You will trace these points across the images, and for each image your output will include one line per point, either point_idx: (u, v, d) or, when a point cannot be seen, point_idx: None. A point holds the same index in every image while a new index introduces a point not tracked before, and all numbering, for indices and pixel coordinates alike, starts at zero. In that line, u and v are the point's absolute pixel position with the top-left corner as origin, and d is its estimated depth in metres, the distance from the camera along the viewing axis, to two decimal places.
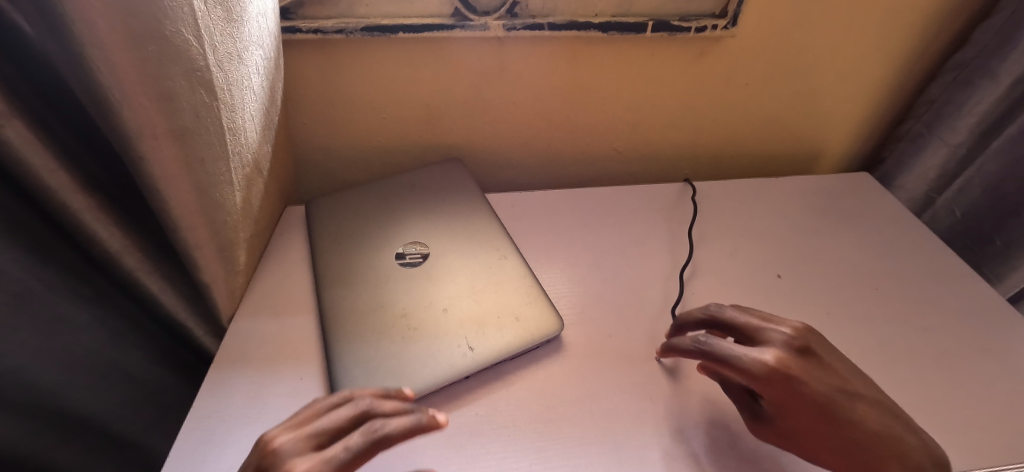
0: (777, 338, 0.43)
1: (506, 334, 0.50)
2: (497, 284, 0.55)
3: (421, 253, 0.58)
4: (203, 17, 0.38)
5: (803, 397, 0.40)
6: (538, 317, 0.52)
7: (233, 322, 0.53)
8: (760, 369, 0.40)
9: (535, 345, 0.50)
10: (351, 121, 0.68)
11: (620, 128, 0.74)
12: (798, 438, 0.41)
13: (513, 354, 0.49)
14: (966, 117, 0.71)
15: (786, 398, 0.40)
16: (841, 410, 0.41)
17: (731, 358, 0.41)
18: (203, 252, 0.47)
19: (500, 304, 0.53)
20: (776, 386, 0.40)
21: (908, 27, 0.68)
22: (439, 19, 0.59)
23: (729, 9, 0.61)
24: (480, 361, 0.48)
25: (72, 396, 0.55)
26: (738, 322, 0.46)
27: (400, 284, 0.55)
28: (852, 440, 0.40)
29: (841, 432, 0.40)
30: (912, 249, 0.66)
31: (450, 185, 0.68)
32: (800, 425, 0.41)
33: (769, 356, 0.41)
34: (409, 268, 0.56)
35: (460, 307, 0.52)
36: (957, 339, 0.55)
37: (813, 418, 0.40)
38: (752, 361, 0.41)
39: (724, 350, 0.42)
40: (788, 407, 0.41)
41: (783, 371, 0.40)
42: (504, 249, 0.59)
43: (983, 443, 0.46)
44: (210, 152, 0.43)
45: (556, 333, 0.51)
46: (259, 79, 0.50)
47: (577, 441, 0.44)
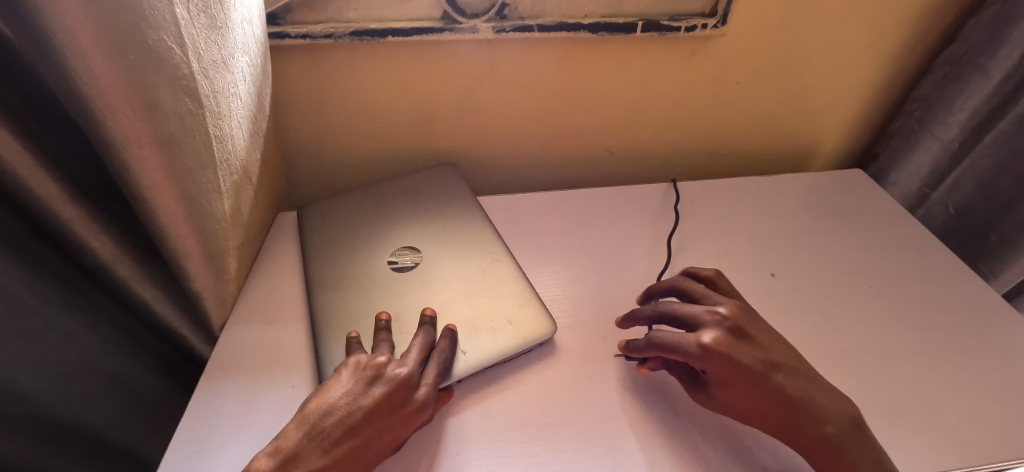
0: (711, 320, 0.46)
1: (497, 337, 0.50)
2: (489, 287, 0.54)
3: (413, 257, 0.58)
4: (187, 25, 0.38)
5: (735, 369, 0.42)
6: (530, 320, 0.52)
7: (225, 330, 0.53)
8: (694, 347, 0.43)
9: (526, 348, 0.50)
10: (342, 126, 0.67)
11: (613, 129, 0.73)
12: (735, 409, 0.43)
13: (503, 358, 0.49)
14: (958, 112, 0.71)
15: (722, 372, 0.43)
16: (763, 376, 0.43)
17: (672, 346, 0.44)
18: (192, 260, 0.46)
19: (490, 307, 0.52)
20: (712, 362, 0.43)
21: (899, 23, 0.68)
22: (429, 23, 0.58)
23: (719, 8, 0.61)
24: (470, 364, 0.48)
25: (66, 406, 0.54)
26: (677, 316, 0.47)
27: (391, 289, 0.54)
28: (772, 399, 0.42)
29: (770, 398, 0.42)
30: (905, 245, 0.66)
31: (442, 190, 0.67)
32: (738, 398, 0.43)
33: (709, 336, 0.44)
34: (401, 273, 0.56)
35: (450, 311, 0.52)
36: (950, 335, 0.55)
37: (745, 388, 0.42)
38: (686, 343, 0.44)
39: (666, 339, 0.45)
40: (726, 381, 0.43)
41: (717, 348, 0.43)
42: (497, 252, 0.59)
43: (979, 440, 0.46)
44: (197, 160, 0.43)
45: (548, 337, 0.51)
46: (245, 85, 0.49)
47: (570, 444, 0.44)
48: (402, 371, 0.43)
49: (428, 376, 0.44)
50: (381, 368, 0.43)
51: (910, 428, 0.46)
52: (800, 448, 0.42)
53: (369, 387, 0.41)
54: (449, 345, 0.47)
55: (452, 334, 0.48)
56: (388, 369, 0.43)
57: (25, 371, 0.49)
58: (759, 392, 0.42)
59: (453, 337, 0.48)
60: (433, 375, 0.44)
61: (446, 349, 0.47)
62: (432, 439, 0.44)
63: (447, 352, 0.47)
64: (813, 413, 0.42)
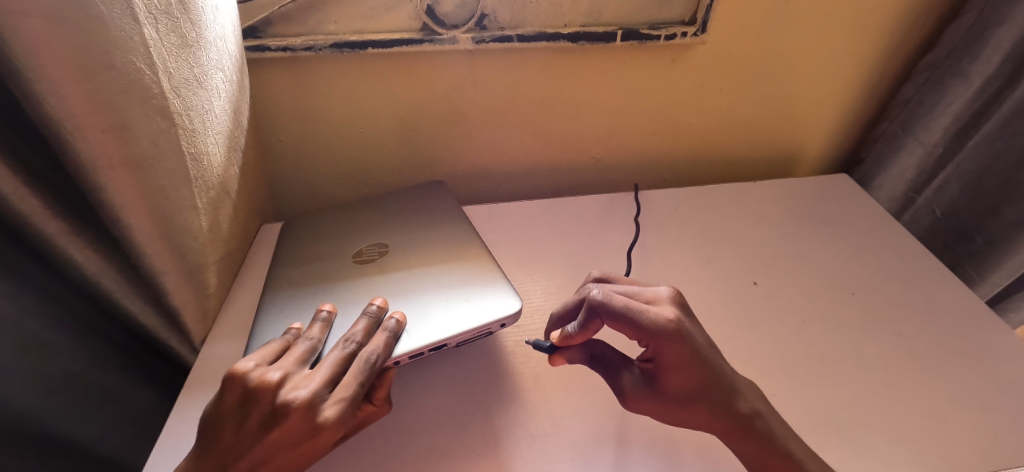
0: (665, 296, 0.44)
1: (450, 314, 0.48)
2: (450, 273, 0.54)
3: (380, 251, 0.59)
4: (156, 45, 0.38)
5: (692, 353, 0.41)
6: (494, 300, 0.50)
7: (206, 344, 0.53)
8: (662, 323, 0.40)
9: (485, 329, 0.47)
10: (323, 138, 0.67)
11: (597, 136, 0.73)
12: (676, 396, 0.42)
13: (454, 340, 0.47)
14: (939, 116, 0.71)
15: (680, 352, 0.41)
16: (710, 357, 0.42)
17: (635, 314, 0.41)
18: (170, 276, 0.46)
19: (452, 294, 0.51)
20: (678, 339, 0.40)
21: (880, 27, 0.68)
22: (408, 34, 0.58)
23: (698, 16, 0.62)
24: (408, 345, 0.46)
25: (59, 422, 0.54)
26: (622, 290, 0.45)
27: (347, 278, 0.55)
28: (714, 381, 0.41)
29: (711, 388, 0.41)
30: (889, 251, 0.66)
31: (433, 204, 0.67)
32: (684, 386, 0.41)
33: (671, 312, 0.41)
34: (363, 264, 0.57)
35: (406, 302, 0.51)
36: (932, 343, 0.55)
37: (693, 374, 0.41)
38: (653, 316, 0.41)
39: (628, 305, 0.41)
40: (677, 364, 0.41)
41: (682, 327, 0.41)
42: (472, 245, 0.58)
43: (957, 449, 0.46)
44: (171, 178, 0.43)
45: (513, 315, 0.48)
46: (222, 101, 0.50)
47: (547, 458, 0.44)
48: (298, 395, 0.39)
49: (339, 392, 0.40)
50: (272, 392, 0.39)
51: (891, 439, 0.46)
52: (738, 431, 0.41)
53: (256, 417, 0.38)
54: (379, 348, 0.44)
55: (392, 330, 0.46)
56: (281, 393, 0.39)
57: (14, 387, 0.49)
58: (704, 381, 0.41)
59: (392, 333, 0.46)
60: (349, 389, 0.40)
61: (373, 352, 0.43)
62: (409, 453, 0.44)
63: (374, 356, 0.43)
64: (744, 393, 0.42)
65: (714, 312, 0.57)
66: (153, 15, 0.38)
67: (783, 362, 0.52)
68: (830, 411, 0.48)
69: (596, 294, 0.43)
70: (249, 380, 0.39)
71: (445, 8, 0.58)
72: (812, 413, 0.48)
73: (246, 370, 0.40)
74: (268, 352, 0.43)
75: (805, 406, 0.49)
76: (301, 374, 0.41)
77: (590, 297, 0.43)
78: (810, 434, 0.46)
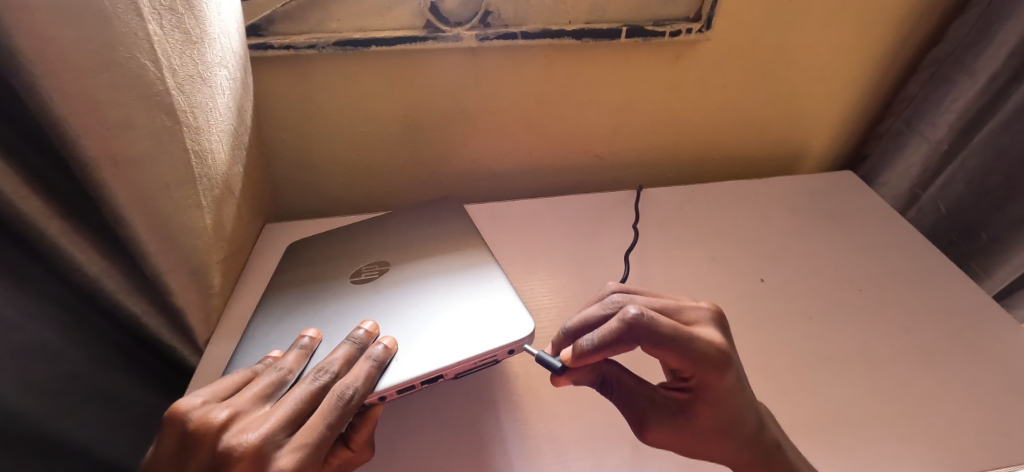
0: (705, 319, 0.42)
1: (449, 340, 0.43)
2: (451, 293, 0.49)
3: (379, 271, 0.54)
4: (160, 41, 0.38)
5: (732, 388, 0.39)
6: (504, 319, 0.45)
7: (209, 345, 0.53)
8: (712, 351, 0.39)
9: (489, 356, 0.43)
10: (326, 137, 0.67)
11: (600, 134, 0.73)
12: (702, 429, 0.40)
13: (451, 370, 0.42)
14: (944, 113, 0.71)
15: (722, 383, 0.39)
16: (744, 388, 0.41)
17: (684, 340, 0.38)
18: (174, 276, 0.46)
19: (455, 314, 0.46)
20: (723, 370, 0.39)
21: (885, 23, 0.68)
22: (412, 32, 0.58)
23: (703, 13, 0.62)
24: (395, 377, 0.40)
25: (70, 427, 0.54)
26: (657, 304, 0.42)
27: (340, 299, 0.51)
28: (745, 414, 0.40)
29: (741, 425, 0.40)
30: (894, 247, 0.66)
31: (439, 211, 0.63)
32: (713, 420, 0.40)
33: (718, 339, 0.40)
34: (359, 285, 0.52)
35: (401, 324, 0.46)
36: (941, 339, 0.55)
37: (727, 410, 0.40)
38: (702, 342, 0.39)
39: (677, 330, 0.39)
40: (714, 397, 0.39)
41: (728, 358, 0.39)
42: (479, 262, 0.53)
43: (969, 445, 0.45)
44: (174, 176, 0.43)
45: (524, 339, 0.43)
46: (225, 99, 0.49)
47: (555, 457, 0.43)
48: (245, 440, 0.33)
49: (299, 437, 0.34)
50: (214, 436, 0.33)
51: (901, 435, 0.46)
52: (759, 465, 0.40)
53: (193, 465, 0.32)
54: (358, 380, 0.38)
55: (378, 358, 0.40)
56: (225, 437, 0.33)
57: (28, 394, 0.48)
58: (735, 417, 0.40)
59: (378, 362, 0.40)
60: (313, 433, 0.34)
61: (350, 386, 0.37)
62: (415, 453, 0.43)
63: (350, 391, 0.37)
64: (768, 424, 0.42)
65: (720, 309, 0.57)
66: (156, 11, 0.38)
67: (791, 359, 0.52)
68: (839, 407, 0.48)
69: (640, 310, 0.39)
70: (188, 420, 0.34)
71: (448, 6, 0.57)
72: (821, 410, 0.48)
73: (188, 407, 0.35)
74: (223, 386, 0.38)
75: (813, 403, 0.48)
76: (256, 414, 0.36)
77: (632, 313, 0.39)
78: (819, 432, 0.46)
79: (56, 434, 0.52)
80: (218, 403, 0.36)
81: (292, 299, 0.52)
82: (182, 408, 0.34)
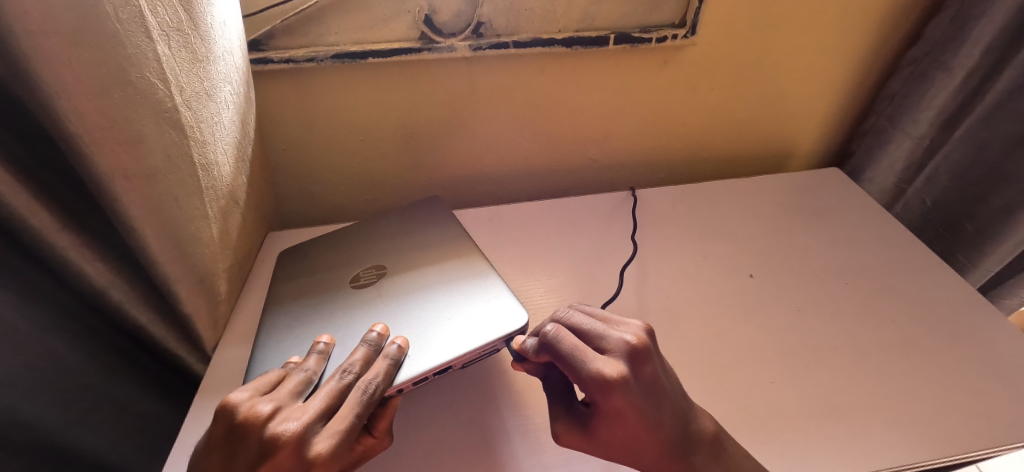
0: (619, 347, 0.39)
1: (455, 337, 0.46)
2: (451, 292, 0.51)
3: (377, 275, 0.56)
4: (169, 61, 0.40)
5: (632, 409, 0.37)
6: (499, 314, 0.47)
7: (218, 350, 0.55)
8: (592, 376, 0.37)
9: (492, 346, 0.45)
10: (327, 147, 0.69)
11: (594, 137, 0.75)
12: (608, 443, 0.39)
13: (460, 361, 0.44)
14: (925, 109, 0.73)
15: (612, 407, 0.37)
16: (651, 416, 0.38)
17: (571, 363, 0.38)
18: (182, 285, 0.47)
19: (457, 313, 0.48)
20: (608, 397, 0.36)
21: (866, 24, 0.70)
22: (407, 44, 0.60)
23: (688, 19, 0.64)
24: (412, 370, 0.43)
25: (78, 435, 0.55)
26: (583, 326, 0.41)
27: (345, 305, 0.53)
28: (646, 438, 0.38)
29: (651, 440, 0.38)
30: (881, 241, 0.68)
31: (434, 219, 0.64)
32: (619, 438, 0.38)
33: (610, 366, 0.37)
34: (361, 290, 0.54)
35: (409, 324, 0.48)
36: (927, 328, 0.56)
37: (631, 426, 0.37)
38: (587, 367, 0.37)
39: (575, 348, 0.38)
40: (615, 416, 0.37)
41: (623, 385, 0.37)
42: (473, 260, 0.56)
43: (954, 430, 0.47)
44: (183, 189, 0.44)
45: (522, 328, 0.46)
46: (229, 112, 0.51)
47: (553, 449, 0.45)
48: (288, 428, 0.35)
49: (333, 425, 0.37)
50: (261, 426, 0.35)
51: (890, 420, 0.48)
52: None
53: (241, 455, 0.34)
54: (379, 376, 0.41)
55: (394, 356, 0.43)
56: (271, 426, 0.35)
57: (34, 403, 0.49)
58: (641, 434, 0.38)
59: (395, 360, 0.43)
60: (344, 421, 0.37)
61: (372, 382, 0.40)
62: (420, 447, 0.45)
63: (373, 386, 0.40)
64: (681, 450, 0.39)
65: (712, 305, 0.59)
66: (165, 32, 0.40)
67: (782, 352, 0.54)
68: (829, 395, 0.50)
69: (552, 328, 0.40)
70: (237, 412, 0.36)
71: (442, 17, 0.60)
72: (812, 399, 0.49)
73: (237, 401, 0.37)
74: (261, 383, 0.39)
75: (802, 392, 0.50)
76: (293, 407, 0.38)
77: (544, 329, 0.40)
78: (810, 420, 0.48)
79: (60, 441, 0.53)
80: (259, 397, 0.38)
81: (299, 306, 0.54)
82: (233, 402, 0.36)
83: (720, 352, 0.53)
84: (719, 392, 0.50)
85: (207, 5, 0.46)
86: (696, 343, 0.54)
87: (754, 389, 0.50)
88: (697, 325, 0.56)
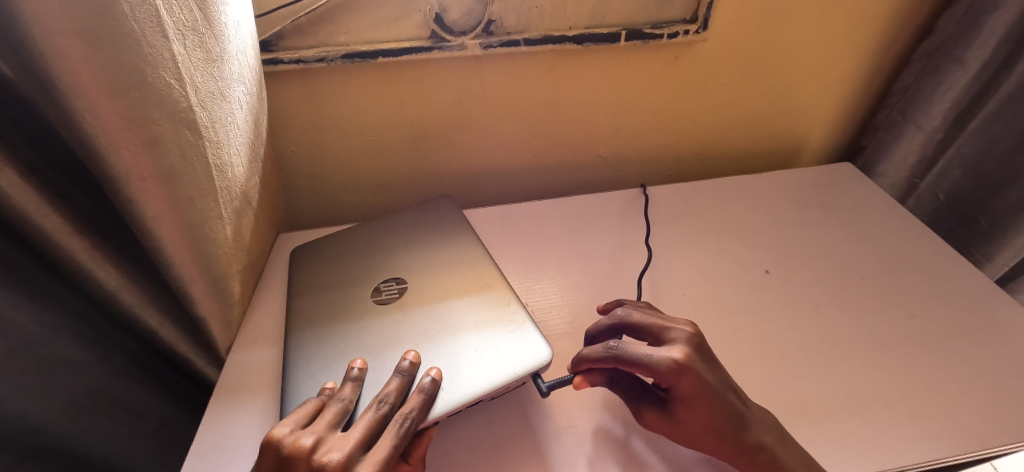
0: (680, 336, 0.42)
1: (486, 368, 0.45)
2: (478, 316, 0.50)
3: (398, 289, 0.55)
4: (184, 61, 0.40)
5: (701, 388, 0.40)
6: (523, 345, 0.47)
7: (231, 353, 0.54)
8: (665, 364, 0.39)
9: (518, 381, 0.45)
10: (339, 149, 0.68)
11: (604, 135, 0.75)
12: (690, 429, 0.40)
13: (491, 395, 0.44)
14: (938, 103, 0.73)
15: (688, 389, 0.39)
16: (720, 394, 0.40)
17: (640, 357, 0.40)
18: (196, 287, 0.47)
19: (485, 341, 0.48)
20: (682, 380, 0.39)
21: (877, 17, 0.70)
22: (417, 43, 0.60)
23: (699, 14, 0.63)
24: (447, 403, 0.42)
25: (90, 439, 0.54)
26: (644, 322, 0.45)
27: (369, 321, 0.52)
28: (723, 417, 0.40)
29: (725, 420, 0.40)
30: (896, 236, 0.67)
31: (446, 220, 0.64)
32: (700, 421, 0.40)
33: (676, 352, 0.40)
34: (384, 305, 0.53)
35: (439, 351, 0.47)
36: (945, 321, 0.56)
37: (707, 406, 0.40)
38: (656, 357, 0.40)
39: (638, 349, 0.41)
40: (687, 401, 0.40)
41: (690, 366, 0.40)
42: (494, 281, 0.55)
43: (975, 425, 0.46)
44: (199, 189, 0.44)
45: (546, 364, 0.45)
46: (242, 113, 0.51)
47: (575, 447, 0.44)
48: (332, 458, 0.35)
49: (374, 454, 0.37)
50: (306, 458, 0.36)
51: (911, 416, 0.47)
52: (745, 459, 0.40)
53: None
54: (414, 410, 0.41)
55: (429, 390, 0.42)
56: (315, 457, 0.36)
57: (46, 409, 0.49)
58: (717, 413, 0.40)
59: (429, 394, 0.42)
60: (384, 450, 0.37)
61: (409, 416, 0.40)
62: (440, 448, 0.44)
63: (410, 419, 0.40)
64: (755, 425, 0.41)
65: (727, 301, 0.58)
66: (180, 31, 0.39)
67: (800, 348, 0.53)
68: (848, 391, 0.49)
69: (614, 341, 0.42)
70: (282, 446, 0.36)
71: (453, 16, 0.59)
72: (831, 395, 0.49)
73: (280, 435, 0.37)
74: (301, 415, 0.40)
75: (820, 388, 0.50)
76: (336, 436, 0.38)
77: (608, 344, 0.42)
78: (830, 416, 0.47)
79: (72, 446, 0.52)
80: (301, 430, 0.38)
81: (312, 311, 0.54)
82: (277, 437, 0.37)
83: (738, 348, 0.53)
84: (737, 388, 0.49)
85: (220, 5, 0.46)
86: (713, 339, 0.54)
87: (773, 385, 0.50)
88: (713, 321, 0.56)
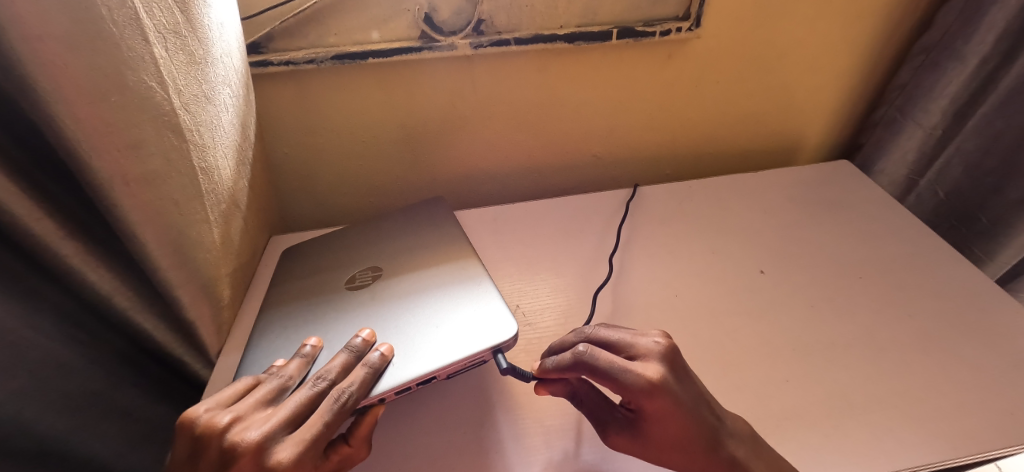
0: (654, 349, 0.41)
1: (441, 344, 0.45)
2: (445, 297, 0.50)
3: (372, 276, 0.56)
4: (166, 63, 0.40)
5: (676, 409, 0.38)
6: (488, 322, 0.46)
7: (223, 356, 0.54)
8: (637, 383, 0.38)
9: (478, 357, 0.44)
10: (328, 148, 0.68)
11: (598, 134, 0.74)
12: (661, 447, 0.40)
13: (444, 371, 0.43)
14: (937, 99, 0.72)
15: (661, 408, 0.38)
16: (695, 413, 0.39)
17: (612, 371, 0.39)
18: (185, 291, 0.47)
19: (445, 319, 0.47)
20: (654, 399, 0.38)
21: (874, 12, 0.69)
22: (407, 43, 0.59)
23: (691, 11, 0.63)
24: (393, 379, 0.42)
25: (86, 445, 0.54)
26: (612, 339, 0.43)
27: (338, 305, 0.52)
28: (697, 437, 0.39)
29: (699, 440, 0.39)
30: (897, 235, 0.66)
31: (436, 219, 0.64)
32: (671, 440, 0.39)
33: (650, 370, 0.39)
34: (356, 291, 0.54)
35: (396, 329, 0.47)
36: (946, 322, 0.55)
37: (680, 426, 0.39)
38: (628, 374, 0.38)
39: (611, 363, 0.39)
40: (658, 420, 0.39)
41: (664, 384, 0.38)
42: (468, 266, 0.55)
43: (976, 428, 0.46)
44: (184, 193, 0.44)
45: (510, 340, 0.44)
46: (228, 115, 0.51)
47: (562, 451, 0.44)
48: (247, 437, 0.35)
49: (299, 433, 0.36)
50: (219, 436, 0.35)
51: (912, 419, 0.46)
52: None
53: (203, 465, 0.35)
54: (353, 385, 0.40)
55: (374, 364, 0.42)
56: (229, 435, 0.35)
57: (42, 414, 0.48)
58: (691, 433, 0.39)
59: (374, 369, 0.42)
60: (311, 430, 0.37)
61: (346, 391, 0.40)
62: (426, 451, 0.44)
63: (346, 395, 0.39)
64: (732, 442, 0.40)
65: (722, 302, 0.58)
66: (161, 34, 0.39)
67: (796, 349, 0.53)
68: (846, 393, 0.48)
69: (584, 348, 0.41)
70: (195, 424, 0.36)
71: (442, 16, 0.59)
72: (829, 398, 0.48)
73: (197, 414, 0.37)
74: (227, 394, 0.40)
75: (818, 390, 0.49)
76: (259, 415, 0.38)
77: (577, 350, 0.41)
78: (827, 419, 0.46)
79: (68, 452, 0.52)
80: (221, 409, 0.38)
81: (295, 312, 0.53)
82: (193, 415, 0.37)
83: (732, 350, 0.52)
84: (731, 391, 0.48)
85: (204, 7, 0.46)
86: (708, 341, 0.53)
87: (768, 387, 0.49)
88: (707, 322, 0.55)
